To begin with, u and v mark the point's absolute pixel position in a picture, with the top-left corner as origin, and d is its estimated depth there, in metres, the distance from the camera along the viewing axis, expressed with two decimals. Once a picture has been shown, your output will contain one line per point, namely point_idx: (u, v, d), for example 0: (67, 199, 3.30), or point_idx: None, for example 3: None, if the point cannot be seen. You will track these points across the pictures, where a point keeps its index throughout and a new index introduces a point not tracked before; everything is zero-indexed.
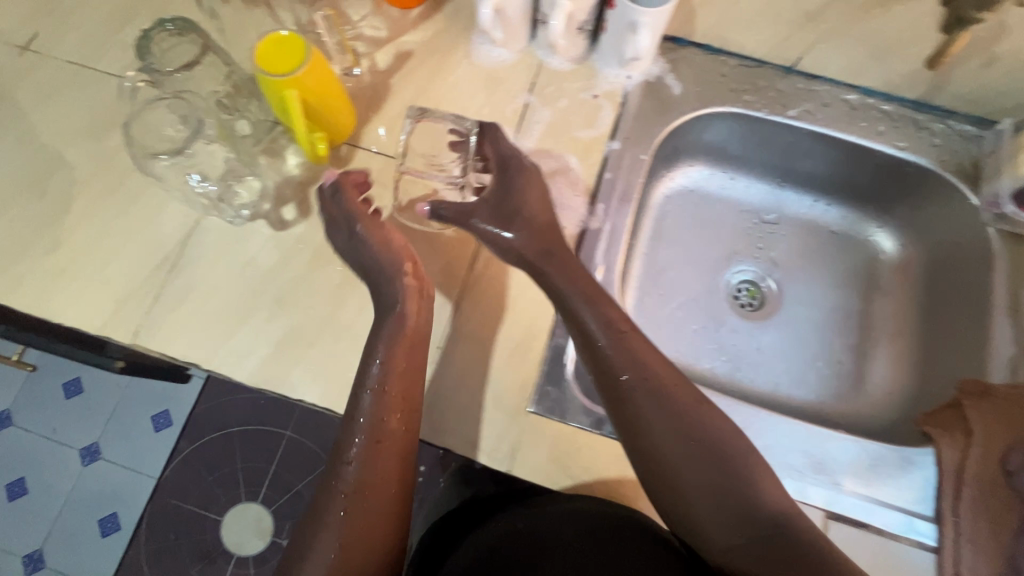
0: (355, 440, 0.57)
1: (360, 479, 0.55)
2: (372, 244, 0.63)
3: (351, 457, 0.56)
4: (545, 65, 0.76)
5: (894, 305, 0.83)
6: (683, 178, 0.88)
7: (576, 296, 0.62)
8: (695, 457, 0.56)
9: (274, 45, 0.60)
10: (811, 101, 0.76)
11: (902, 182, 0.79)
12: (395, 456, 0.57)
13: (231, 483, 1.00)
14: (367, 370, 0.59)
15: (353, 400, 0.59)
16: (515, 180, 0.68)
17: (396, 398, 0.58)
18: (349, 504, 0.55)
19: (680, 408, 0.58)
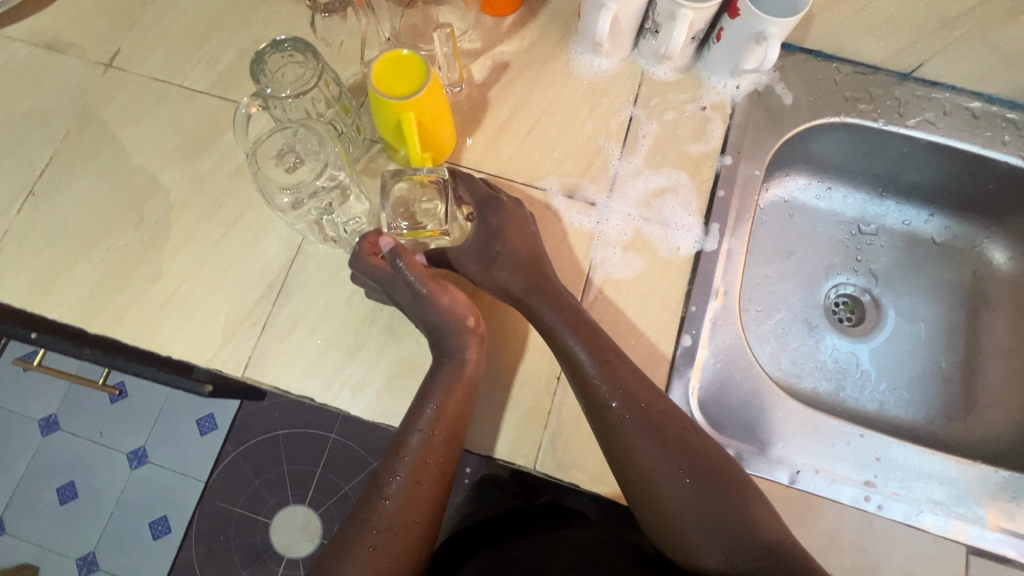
0: (394, 477, 0.55)
1: (394, 517, 0.53)
2: (437, 302, 0.59)
3: (387, 493, 0.54)
4: (649, 75, 0.73)
5: (1006, 321, 0.79)
6: (780, 190, 0.83)
7: (563, 328, 0.59)
8: (703, 496, 0.52)
9: (389, 66, 0.58)
10: (930, 110, 0.73)
11: (1022, 193, 0.75)
12: (430, 500, 0.55)
13: (279, 486, 1.18)
14: (421, 407, 0.57)
15: (399, 437, 0.57)
16: (490, 222, 0.63)
17: (440, 440, 0.56)
18: (381, 530, 0.52)
19: (686, 445, 0.54)
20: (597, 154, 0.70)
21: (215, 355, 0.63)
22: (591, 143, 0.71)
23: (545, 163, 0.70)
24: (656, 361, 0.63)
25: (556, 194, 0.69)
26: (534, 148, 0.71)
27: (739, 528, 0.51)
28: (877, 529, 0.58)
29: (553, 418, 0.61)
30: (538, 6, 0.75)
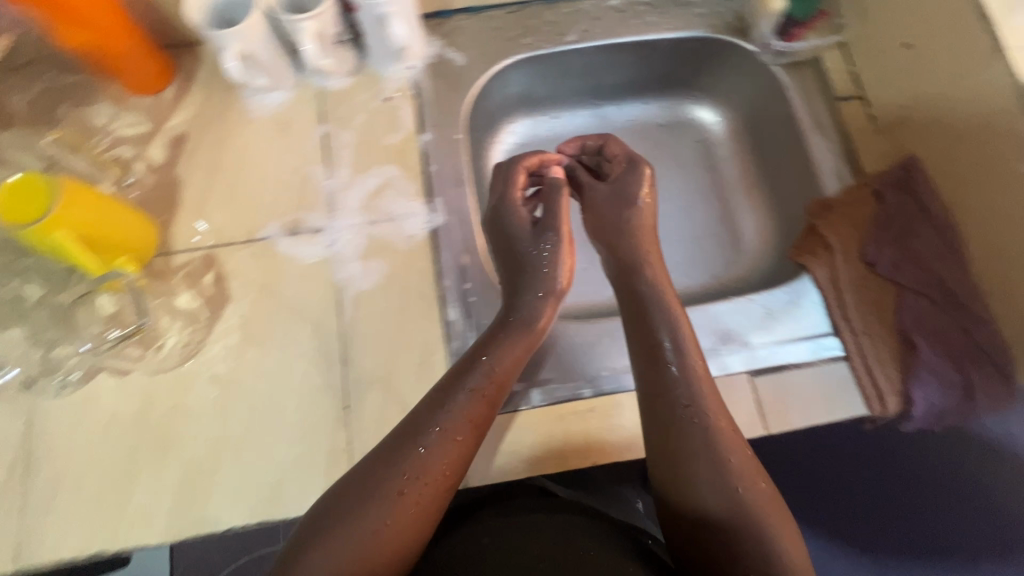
0: (419, 445, 0.52)
1: (445, 467, 0.52)
2: (547, 259, 0.65)
3: (411, 458, 0.51)
4: (326, 90, 0.73)
5: (737, 165, 0.88)
6: (512, 136, 0.87)
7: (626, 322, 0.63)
8: (723, 494, 0.51)
9: (16, 194, 0.54)
10: (582, 21, 0.78)
11: (694, 58, 0.83)
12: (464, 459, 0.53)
13: None
14: (515, 350, 0.59)
15: (441, 393, 0.55)
16: (631, 177, 0.71)
17: (489, 394, 0.56)
18: (396, 494, 0.50)
19: (719, 436, 0.54)
20: (306, 182, 0.70)
21: None
22: (297, 174, 0.70)
23: (259, 212, 0.69)
24: (433, 346, 0.64)
25: (280, 237, 0.68)
26: (244, 202, 0.69)
27: (752, 536, 0.50)
28: None
29: (356, 446, 0.60)
30: (193, 68, 0.73)
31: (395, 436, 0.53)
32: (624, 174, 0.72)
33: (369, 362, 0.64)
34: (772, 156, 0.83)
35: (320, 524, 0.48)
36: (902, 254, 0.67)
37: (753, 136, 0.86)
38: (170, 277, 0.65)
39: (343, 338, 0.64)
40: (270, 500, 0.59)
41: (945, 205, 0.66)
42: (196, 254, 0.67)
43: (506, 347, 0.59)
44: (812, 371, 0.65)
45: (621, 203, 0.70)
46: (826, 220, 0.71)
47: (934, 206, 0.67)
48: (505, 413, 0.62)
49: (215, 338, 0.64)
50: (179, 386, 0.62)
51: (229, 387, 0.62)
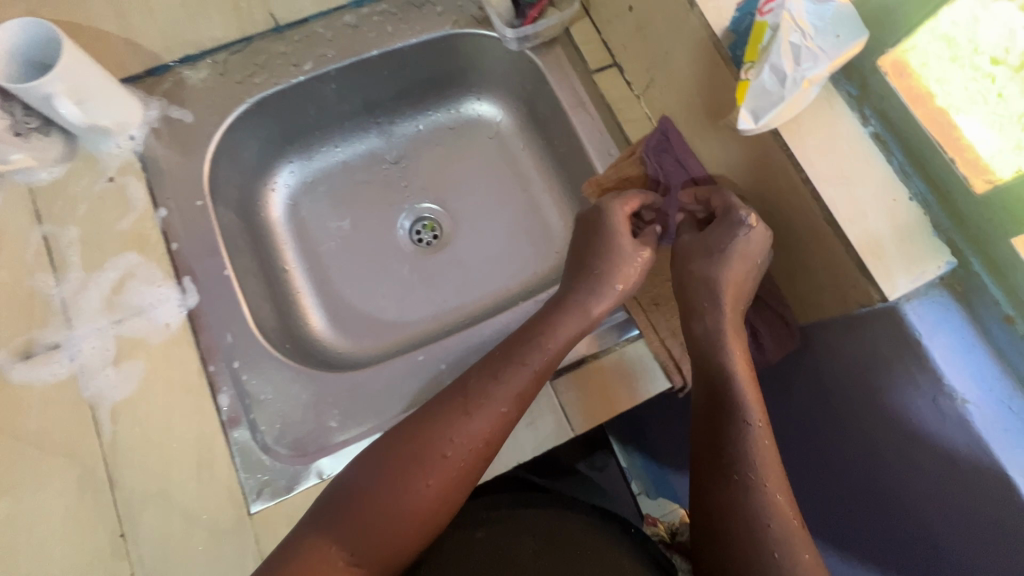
0: (479, 392, 0.57)
1: (447, 458, 0.54)
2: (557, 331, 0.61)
3: (471, 407, 0.56)
4: (36, 186, 0.65)
5: (531, 153, 0.85)
6: (290, 178, 0.82)
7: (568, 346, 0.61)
8: (751, 554, 0.50)
9: None
10: (317, 46, 0.73)
11: (451, 56, 0.79)
12: (482, 455, 0.55)
13: None
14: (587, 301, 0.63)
15: (492, 364, 0.59)
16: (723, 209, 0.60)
17: (509, 401, 0.57)
18: (390, 493, 0.52)
19: (774, 533, 0.50)
20: (33, 295, 0.62)
21: None
22: (20, 288, 0.62)
23: None
24: (209, 440, 0.59)
25: (11, 365, 0.60)
26: None
27: None
28: None
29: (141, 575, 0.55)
30: None
31: (480, 365, 0.59)
32: (714, 230, 0.60)
33: (142, 476, 0.58)
34: (555, 139, 0.81)
35: (358, 477, 0.53)
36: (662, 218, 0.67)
37: (535, 122, 0.83)
38: None
39: (105, 459, 0.58)
40: None
41: (695, 162, 0.65)
42: None
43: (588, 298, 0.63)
44: (611, 359, 0.64)
45: (712, 259, 0.60)
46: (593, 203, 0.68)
47: (691, 165, 0.65)
48: (302, 491, 0.57)
49: None
50: None
51: None
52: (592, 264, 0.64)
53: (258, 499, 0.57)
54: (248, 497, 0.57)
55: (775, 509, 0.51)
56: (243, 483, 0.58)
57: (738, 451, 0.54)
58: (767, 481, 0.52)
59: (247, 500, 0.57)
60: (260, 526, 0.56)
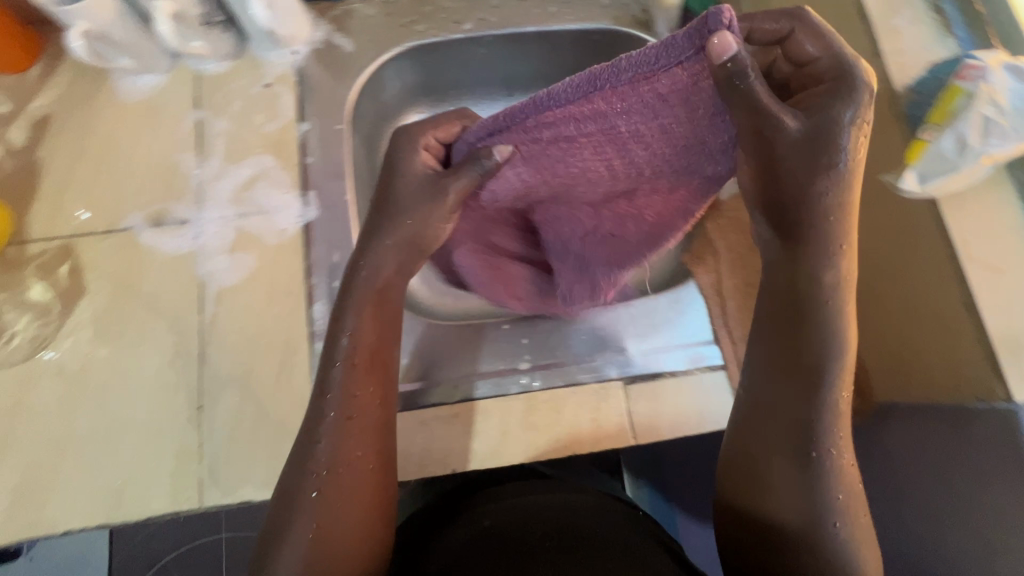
0: (342, 337, 0.54)
1: (347, 395, 0.53)
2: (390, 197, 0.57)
3: (338, 363, 0.54)
4: (203, 74, 0.70)
5: None
6: (417, 126, 0.81)
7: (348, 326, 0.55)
8: (806, 497, 0.49)
9: None
10: (481, 8, 0.75)
11: (604, 52, 0.79)
12: (379, 383, 0.54)
13: None
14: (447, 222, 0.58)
15: (335, 318, 0.55)
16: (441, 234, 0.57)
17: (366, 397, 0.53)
18: (329, 456, 0.51)
19: (832, 475, 0.49)
20: (175, 171, 0.67)
21: None
22: (166, 162, 0.67)
23: (124, 201, 0.66)
24: (295, 345, 0.62)
25: (142, 228, 0.65)
26: (109, 191, 0.66)
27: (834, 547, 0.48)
28: (541, 402, 0.61)
29: (207, 448, 0.58)
30: (61, 47, 0.70)
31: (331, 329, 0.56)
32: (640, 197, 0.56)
33: (228, 360, 0.61)
34: None
35: (298, 446, 0.52)
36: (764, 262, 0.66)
37: None
38: (25, 267, 0.63)
39: (200, 336, 0.62)
40: (114, 503, 0.57)
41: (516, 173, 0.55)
42: (53, 244, 0.64)
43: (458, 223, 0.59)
44: (683, 382, 0.62)
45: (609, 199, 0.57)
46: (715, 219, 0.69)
47: (658, 114, 0.45)
48: None
49: (66, 331, 0.61)
50: (24, 381, 0.59)
51: (79, 385, 0.60)
52: (379, 223, 0.57)
53: None
54: None
55: (845, 483, 0.49)
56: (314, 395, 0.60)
57: (800, 445, 0.50)
58: (837, 435, 0.50)
59: None
60: None
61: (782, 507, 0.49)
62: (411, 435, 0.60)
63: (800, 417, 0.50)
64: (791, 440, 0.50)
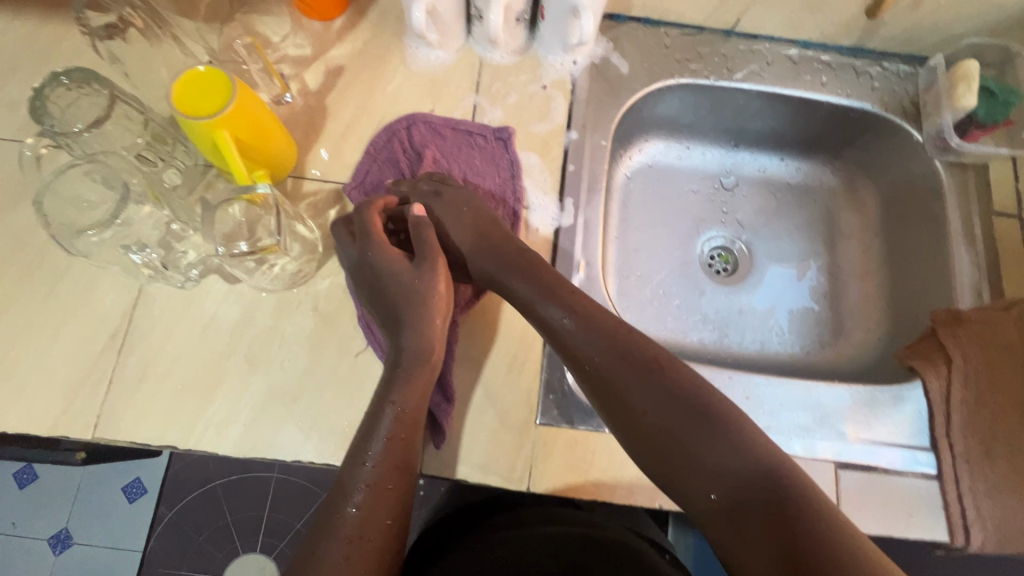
0: (388, 405, 0.55)
1: (395, 431, 0.54)
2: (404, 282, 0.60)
3: (387, 422, 0.54)
4: (488, 61, 0.73)
5: (859, 246, 0.85)
6: (641, 155, 0.87)
7: (410, 354, 0.57)
8: (703, 448, 0.52)
9: (192, 82, 0.55)
10: (755, 62, 0.77)
11: (850, 130, 0.81)
12: (406, 432, 0.54)
13: (227, 537, 1.08)
14: (431, 328, 0.59)
15: (384, 386, 0.56)
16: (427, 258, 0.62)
17: (401, 440, 0.54)
18: (360, 511, 0.51)
19: (710, 423, 0.53)
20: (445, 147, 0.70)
21: (55, 423, 0.57)
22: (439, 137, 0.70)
23: None
24: (530, 342, 0.64)
25: None
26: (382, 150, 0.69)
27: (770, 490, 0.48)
28: None
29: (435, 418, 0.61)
30: (366, 5, 0.74)
31: (374, 403, 0.56)
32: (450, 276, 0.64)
33: (466, 339, 0.64)
34: (902, 249, 0.79)
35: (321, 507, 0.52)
36: (998, 380, 0.64)
37: (886, 221, 0.83)
38: (300, 203, 0.66)
39: None
40: (341, 447, 0.59)
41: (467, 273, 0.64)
42: (328, 187, 0.67)
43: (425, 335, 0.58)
44: (898, 481, 0.62)
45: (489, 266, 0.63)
46: (955, 332, 0.66)
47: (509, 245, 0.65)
48: (582, 431, 0.61)
49: (325, 273, 0.64)
50: (283, 309, 0.62)
51: (327, 325, 0.62)
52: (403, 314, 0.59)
53: (544, 415, 0.61)
54: (537, 409, 0.62)
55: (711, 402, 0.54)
56: (540, 396, 0.62)
57: (686, 425, 0.53)
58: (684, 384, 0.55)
59: (535, 411, 0.62)
60: (541, 438, 0.61)
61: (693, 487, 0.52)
62: (626, 459, 0.61)
63: (657, 394, 0.55)
64: (671, 418, 0.54)
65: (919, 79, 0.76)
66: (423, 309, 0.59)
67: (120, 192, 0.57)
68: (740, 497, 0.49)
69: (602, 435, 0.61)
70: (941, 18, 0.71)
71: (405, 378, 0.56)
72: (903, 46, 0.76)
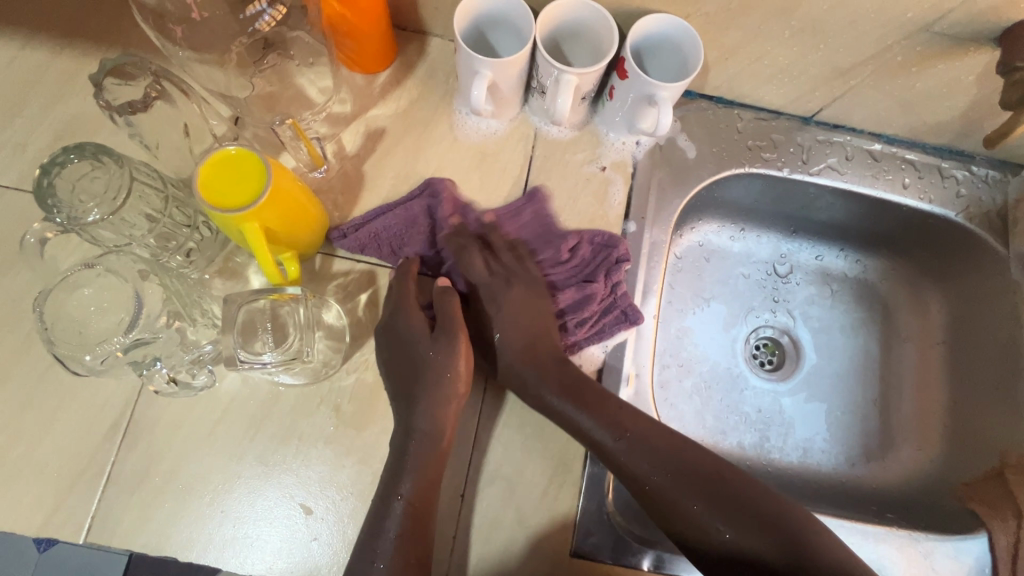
0: (412, 460, 0.54)
1: (423, 466, 0.54)
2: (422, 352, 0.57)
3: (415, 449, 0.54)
4: (543, 135, 0.66)
5: (919, 353, 0.78)
6: (692, 235, 0.81)
7: (422, 432, 0.55)
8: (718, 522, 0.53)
9: (223, 164, 0.48)
10: (833, 155, 0.70)
11: (925, 233, 0.74)
12: (432, 472, 0.54)
13: None
14: (443, 398, 0.56)
15: (401, 441, 0.55)
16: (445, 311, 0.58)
17: (418, 507, 0.52)
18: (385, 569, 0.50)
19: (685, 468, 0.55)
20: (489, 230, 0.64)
21: (46, 520, 0.52)
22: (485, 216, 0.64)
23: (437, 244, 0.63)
24: (569, 462, 0.58)
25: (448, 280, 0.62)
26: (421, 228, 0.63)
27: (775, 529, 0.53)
28: None
29: (460, 542, 0.56)
30: (415, 59, 0.67)
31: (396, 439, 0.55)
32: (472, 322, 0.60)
33: (500, 453, 0.58)
34: (969, 368, 0.73)
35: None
36: None
37: (954, 332, 0.76)
38: (328, 285, 0.60)
39: (479, 419, 0.59)
40: None
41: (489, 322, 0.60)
42: (360, 268, 0.61)
43: (433, 403, 0.55)
44: None
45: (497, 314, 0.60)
46: (1023, 481, 0.62)
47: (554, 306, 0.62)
48: (619, 568, 0.56)
49: (351, 367, 0.58)
50: (302, 407, 0.57)
51: (348, 428, 0.57)
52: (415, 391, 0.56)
53: (579, 544, 0.56)
54: (572, 539, 0.56)
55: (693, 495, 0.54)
56: (576, 526, 0.57)
57: (664, 475, 0.54)
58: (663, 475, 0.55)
59: (570, 541, 0.56)
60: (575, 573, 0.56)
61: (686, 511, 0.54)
62: None
63: (651, 458, 0.55)
64: (650, 467, 0.55)
65: (1008, 189, 0.70)
66: (434, 387, 0.55)
67: (135, 304, 0.47)
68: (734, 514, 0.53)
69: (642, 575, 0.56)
70: None
71: (415, 465, 0.54)
72: (997, 152, 0.69)
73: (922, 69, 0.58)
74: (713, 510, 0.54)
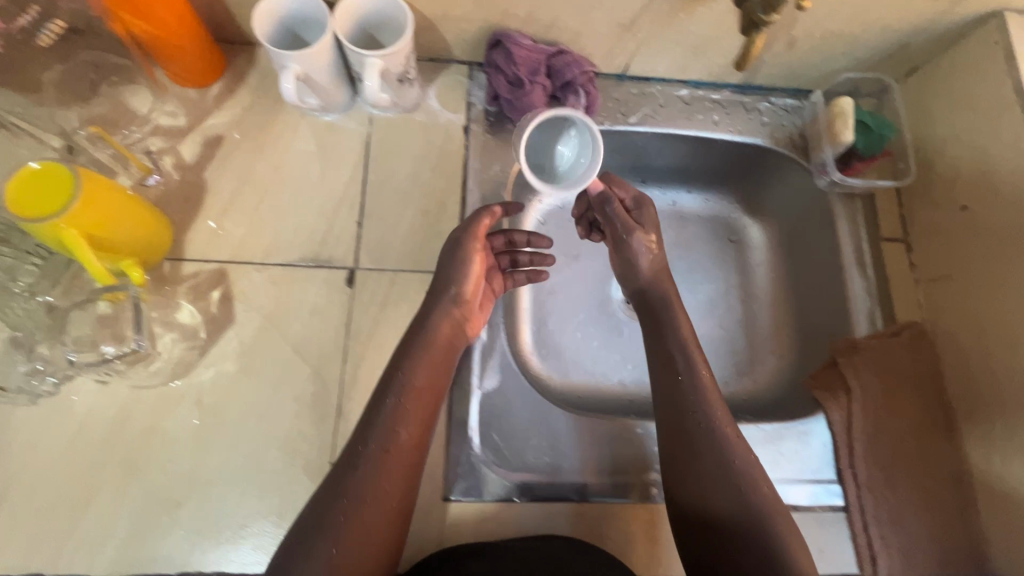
0: (418, 334, 0.57)
1: (425, 349, 0.56)
2: (438, 274, 0.60)
3: (394, 400, 0.53)
4: (376, 121, 0.71)
5: (768, 273, 0.85)
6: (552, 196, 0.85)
7: (421, 341, 0.56)
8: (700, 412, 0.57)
9: (32, 180, 0.51)
10: (647, 105, 0.78)
11: (746, 162, 0.82)
12: (401, 430, 0.52)
13: None
14: (432, 333, 0.57)
15: (393, 367, 0.55)
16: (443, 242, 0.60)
17: (417, 406, 0.53)
18: (363, 478, 0.49)
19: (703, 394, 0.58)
20: (336, 217, 0.67)
21: None
22: (332, 202, 0.68)
23: (286, 234, 0.66)
24: None
25: (301, 265, 0.65)
26: (267, 221, 0.66)
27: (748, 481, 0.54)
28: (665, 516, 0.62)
29: None
30: (245, 69, 0.71)
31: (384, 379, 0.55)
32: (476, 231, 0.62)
33: None
34: (808, 277, 0.80)
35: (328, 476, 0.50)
36: (887, 409, 0.67)
37: (788, 247, 0.83)
38: (179, 286, 0.62)
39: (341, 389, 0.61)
40: (224, 554, 0.55)
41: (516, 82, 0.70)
42: (208, 266, 0.63)
43: (432, 337, 0.57)
44: (809, 518, 0.64)
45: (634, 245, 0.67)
46: (853, 362, 0.68)
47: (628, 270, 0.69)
48: (492, 502, 0.60)
49: (207, 361, 0.60)
50: (160, 408, 0.58)
51: (212, 418, 0.59)
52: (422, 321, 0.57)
53: (453, 491, 0.60)
54: (446, 485, 0.60)
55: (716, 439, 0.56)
56: (448, 470, 0.60)
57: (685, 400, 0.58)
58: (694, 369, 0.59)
59: (444, 488, 0.60)
60: (449, 517, 0.59)
61: (696, 470, 0.56)
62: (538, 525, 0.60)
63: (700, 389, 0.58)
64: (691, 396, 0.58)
65: (805, 112, 0.79)
66: (415, 351, 0.56)
67: None
68: (722, 481, 0.55)
69: (510, 506, 0.60)
70: (817, 58, 0.74)
71: (409, 367, 0.55)
72: (788, 81, 0.78)
73: (688, 15, 0.66)
74: (697, 418, 0.57)
